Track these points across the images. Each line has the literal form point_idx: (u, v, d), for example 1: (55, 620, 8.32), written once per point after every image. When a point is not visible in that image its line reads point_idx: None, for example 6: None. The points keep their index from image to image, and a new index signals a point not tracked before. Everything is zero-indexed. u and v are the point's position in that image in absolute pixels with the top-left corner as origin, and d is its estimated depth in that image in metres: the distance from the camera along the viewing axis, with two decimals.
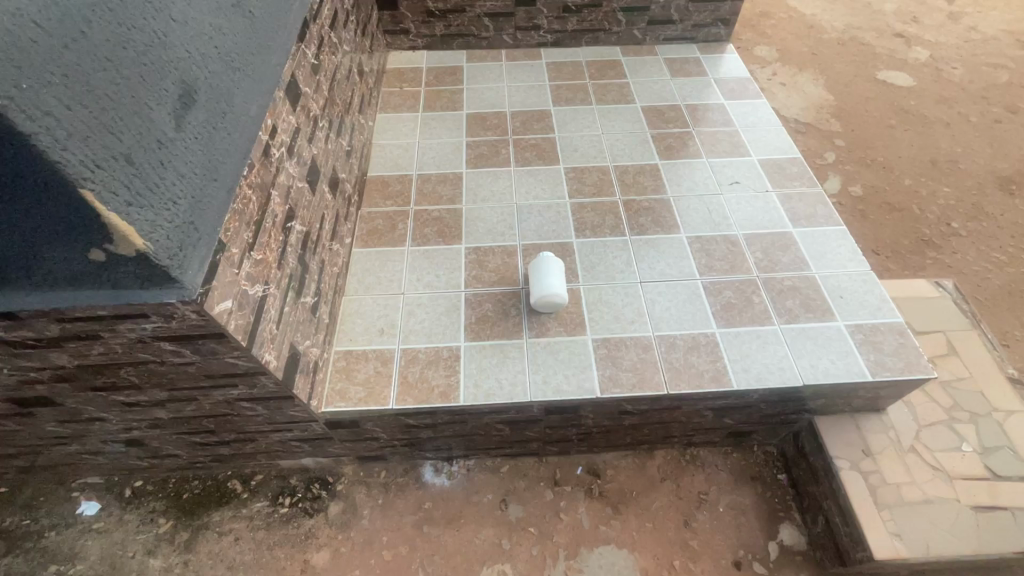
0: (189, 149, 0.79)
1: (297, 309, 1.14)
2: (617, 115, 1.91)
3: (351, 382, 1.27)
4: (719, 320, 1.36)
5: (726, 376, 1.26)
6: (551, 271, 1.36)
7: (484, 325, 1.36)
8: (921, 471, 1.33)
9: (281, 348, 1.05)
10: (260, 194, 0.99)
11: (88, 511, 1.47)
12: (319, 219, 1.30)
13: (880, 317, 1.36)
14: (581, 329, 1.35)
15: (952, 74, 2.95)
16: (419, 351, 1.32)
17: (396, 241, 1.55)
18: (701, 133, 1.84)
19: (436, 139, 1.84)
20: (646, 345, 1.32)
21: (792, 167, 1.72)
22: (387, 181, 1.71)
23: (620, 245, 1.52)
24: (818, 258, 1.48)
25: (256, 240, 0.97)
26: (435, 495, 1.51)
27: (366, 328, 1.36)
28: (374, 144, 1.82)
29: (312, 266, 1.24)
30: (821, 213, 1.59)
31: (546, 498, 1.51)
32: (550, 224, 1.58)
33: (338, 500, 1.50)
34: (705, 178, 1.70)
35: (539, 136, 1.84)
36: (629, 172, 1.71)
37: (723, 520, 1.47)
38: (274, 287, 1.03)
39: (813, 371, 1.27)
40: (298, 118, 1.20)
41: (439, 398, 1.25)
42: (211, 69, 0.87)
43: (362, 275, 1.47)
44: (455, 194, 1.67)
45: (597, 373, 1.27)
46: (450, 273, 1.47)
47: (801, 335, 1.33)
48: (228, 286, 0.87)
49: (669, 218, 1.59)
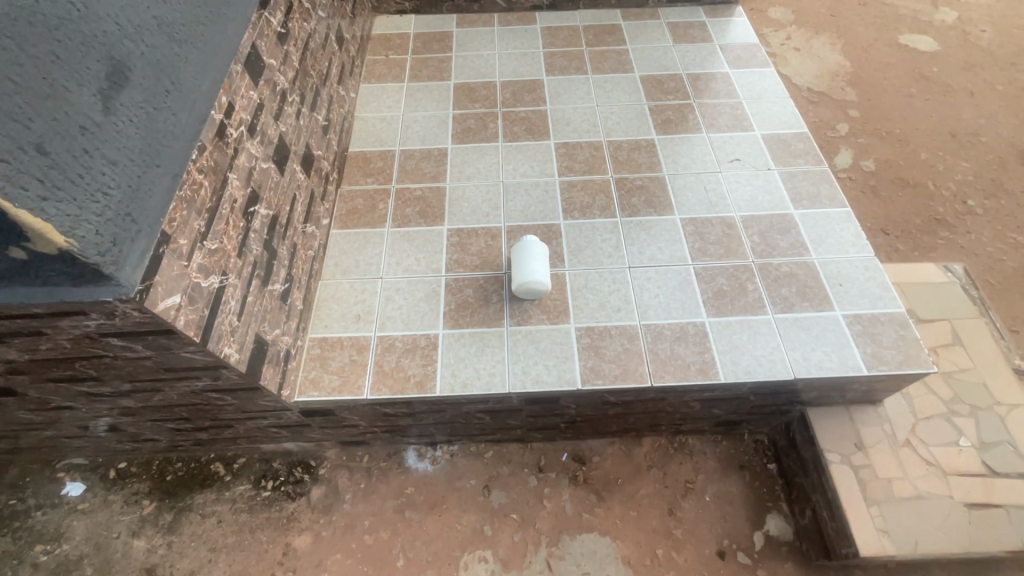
0: (122, 133, 0.74)
1: (264, 298, 1.10)
2: (613, 85, 1.80)
3: (325, 371, 1.23)
4: (710, 309, 1.29)
5: (713, 369, 1.21)
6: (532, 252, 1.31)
7: (464, 312, 1.31)
8: (914, 467, 1.28)
9: (244, 340, 1.01)
10: (214, 179, 0.93)
11: (73, 492, 1.47)
12: (289, 201, 1.24)
13: (880, 307, 1.28)
14: (565, 317, 1.29)
15: (980, 38, 2.76)
16: (396, 339, 1.28)
17: (377, 221, 1.49)
18: (703, 105, 1.73)
19: (422, 112, 1.75)
20: (632, 335, 1.26)
21: (798, 143, 1.62)
22: (368, 157, 1.63)
23: (609, 227, 1.45)
24: (819, 242, 1.40)
25: (210, 229, 0.91)
26: (418, 481, 1.50)
27: (342, 314, 1.32)
28: (356, 117, 1.74)
29: (282, 252, 1.19)
30: (825, 194, 1.50)
31: (529, 484, 1.50)
32: (537, 204, 1.51)
33: (320, 484, 1.49)
34: (703, 155, 1.60)
35: (529, 109, 1.74)
36: (623, 148, 1.62)
37: (709, 510, 1.45)
38: (233, 277, 0.98)
39: (805, 363, 1.21)
40: (261, 94, 1.12)
41: (416, 388, 1.21)
42: (150, 41, 0.80)
43: (340, 258, 1.42)
44: (439, 171, 1.59)
45: (580, 365, 1.23)
46: (430, 256, 1.41)
47: (795, 326, 1.26)
48: (175, 280, 0.82)
49: (663, 199, 1.50)
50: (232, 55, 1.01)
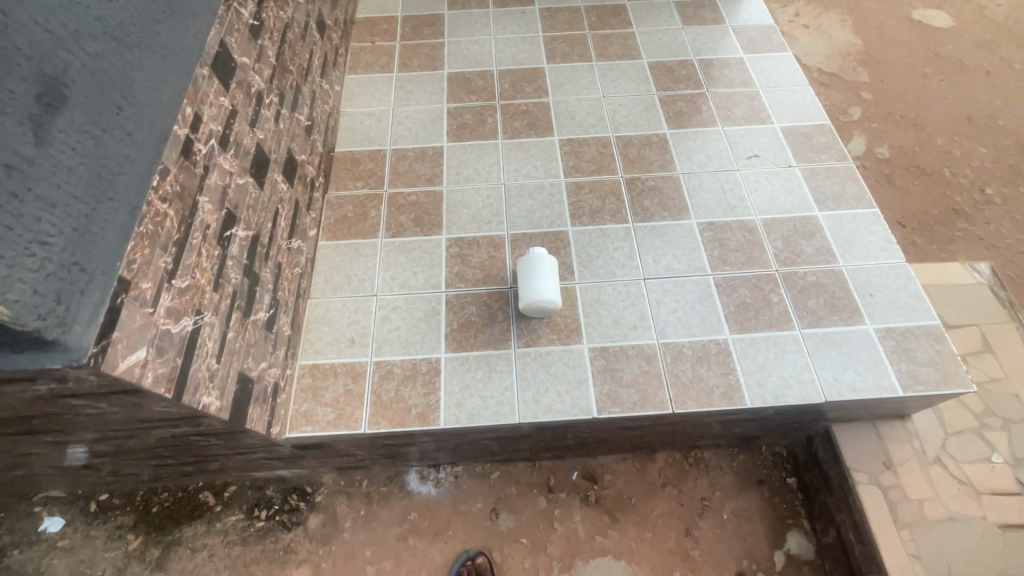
0: (59, 166, 0.62)
1: (247, 331, 0.99)
2: (620, 73, 1.66)
3: (318, 403, 1.13)
4: (732, 324, 1.20)
5: (738, 393, 1.12)
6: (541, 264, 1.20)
7: (467, 332, 1.21)
8: (945, 486, 1.22)
9: (226, 382, 0.90)
10: (182, 206, 0.81)
11: (51, 528, 1.37)
12: (272, 216, 1.12)
13: (914, 319, 1.20)
14: (577, 336, 1.20)
15: (996, 13, 2.63)
16: (394, 365, 1.17)
17: (368, 231, 1.37)
18: (717, 95, 1.60)
19: (414, 106, 1.61)
20: (650, 355, 1.17)
21: (820, 136, 1.50)
22: (357, 158, 1.50)
23: (621, 234, 1.34)
24: (847, 247, 1.30)
25: (179, 265, 0.79)
26: (421, 505, 1.42)
27: (335, 338, 1.21)
28: (342, 113, 1.59)
29: (265, 275, 1.07)
30: (851, 193, 1.39)
31: (539, 506, 1.43)
32: (543, 209, 1.39)
33: (318, 512, 1.41)
34: (719, 150, 1.48)
35: (530, 101, 1.60)
36: (634, 145, 1.50)
37: (727, 528, 1.39)
38: (210, 315, 0.87)
39: (837, 385, 1.12)
40: (234, 99, 0.99)
41: (418, 420, 1.11)
42: (90, 49, 0.68)
43: (330, 274, 1.30)
44: (434, 173, 1.46)
45: (595, 390, 1.13)
46: (429, 269, 1.30)
47: (824, 343, 1.17)
48: (139, 332, 0.70)
49: (678, 201, 1.39)
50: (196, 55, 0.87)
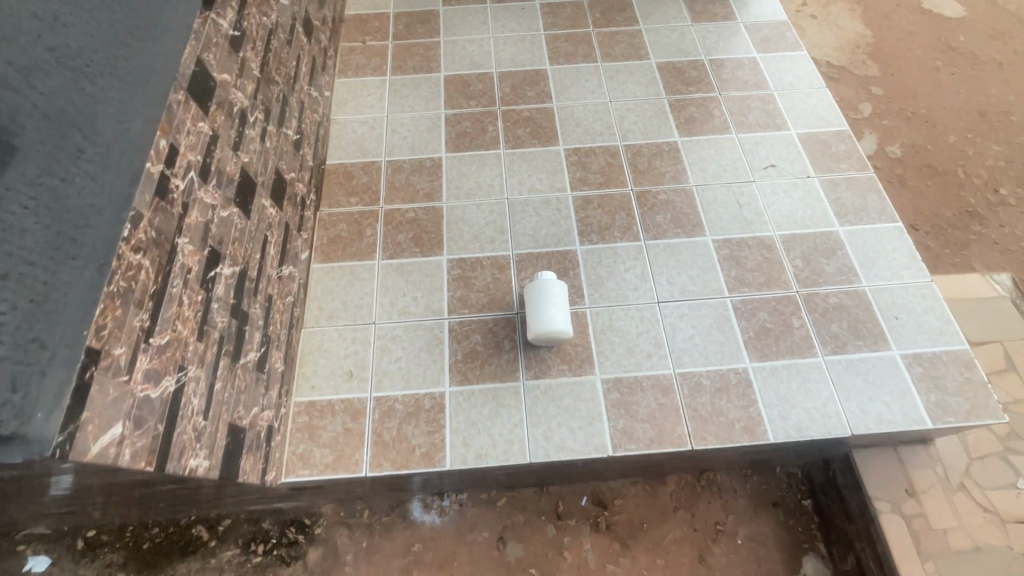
0: (10, 229, 0.53)
1: (237, 376, 0.91)
2: (627, 75, 1.57)
3: (315, 444, 1.06)
4: (752, 352, 1.14)
5: (760, 427, 1.06)
6: (554, 287, 1.13)
7: (472, 363, 1.14)
8: (969, 515, 1.19)
9: (215, 438, 0.83)
10: (158, 253, 0.72)
11: (37, 567, 1.30)
12: (260, 245, 1.04)
13: (942, 344, 1.14)
14: (589, 367, 1.13)
15: (1009, 2, 2.54)
16: (395, 401, 1.10)
17: (364, 252, 1.28)
18: (731, 99, 1.52)
19: (409, 113, 1.51)
20: (666, 387, 1.11)
21: (839, 143, 1.43)
22: (351, 171, 1.41)
23: (632, 253, 1.27)
24: (870, 265, 1.24)
25: (157, 320, 0.71)
26: (425, 536, 1.36)
27: (331, 371, 1.14)
28: (333, 121, 1.50)
29: (255, 312, 0.99)
30: (872, 206, 1.32)
31: (547, 534, 1.38)
32: (550, 226, 1.31)
33: (317, 546, 1.35)
34: (734, 160, 1.40)
35: (532, 107, 1.51)
36: (644, 155, 1.42)
37: (741, 554, 1.35)
38: (195, 368, 0.79)
39: (863, 417, 1.07)
40: (214, 123, 0.90)
41: (422, 461, 1.05)
42: (43, 86, 0.59)
43: (324, 300, 1.22)
44: (433, 187, 1.38)
45: (609, 426, 1.07)
46: (430, 294, 1.22)
47: (848, 370, 1.12)
48: (113, 406, 0.63)
49: (692, 216, 1.32)
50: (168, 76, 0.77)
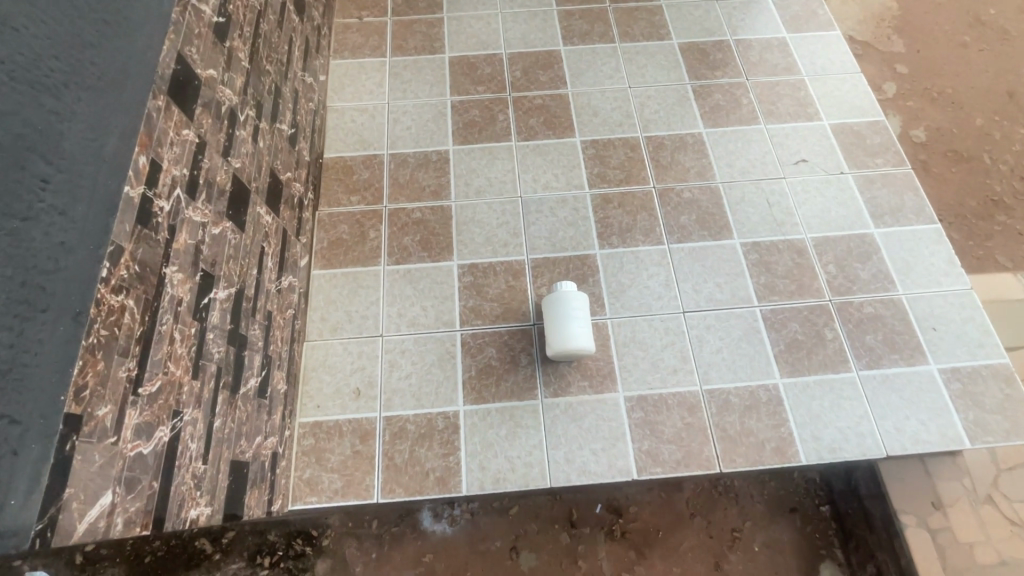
0: None
1: (237, 408, 0.84)
2: (647, 58, 1.45)
3: (323, 469, 1.00)
4: (783, 366, 1.08)
5: (792, 448, 1.01)
6: (582, 298, 1.06)
7: (487, 380, 1.07)
8: (996, 528, 1.17)
9: (217, 481, 0.76)
10: (143, 290, 0.64)
11: None
12: (257, 258, 0.95)
13: (980, 358, 1.08)
14: (611, 383, 1.07)
15: None
16: (407, 422, 1.04)
17: (368, 256, 1.20)
18: (759, 85, 1.41)
19: (412, 99, 1.39)
20: (693, 405, 1.05)
21: (874, 135, 1.33)
22: (351, 165, 1.31)
23: (656, 258, 1.19)
24: (907, 271, 1.17)
25: (146, 366, 0.63)
26: (436, 546, 1.33)
27: (337, 390, 1.07)
28: (330, 109, 1.38)
29: (254, 333, 0.91)
30: (910, 206, 1.24)
31: (562, 543, 1.34)
32: (567, 228, 1.22)
33: (325, 557, 1.31)
34: (763, 154, 1.31)
35: (546, 93, 1.40)
36: (666, 148, 1.32)
37: (759, 561, 1.32)
38: (192, 410, 0.72)
39: (899, 437, 1.03)
40: (200, 127, 0.79)
41: (436, 486, 0.99)
42: None
43: (326, 310, 1.14)
44: (440, 184, 1.28)
45: (633, 448, 1.02)
46: (440, 303, 1.15)
47: (884, 386, 1.06)
48: (101, 474, 0.55)
49: (718, 216, 1.23)
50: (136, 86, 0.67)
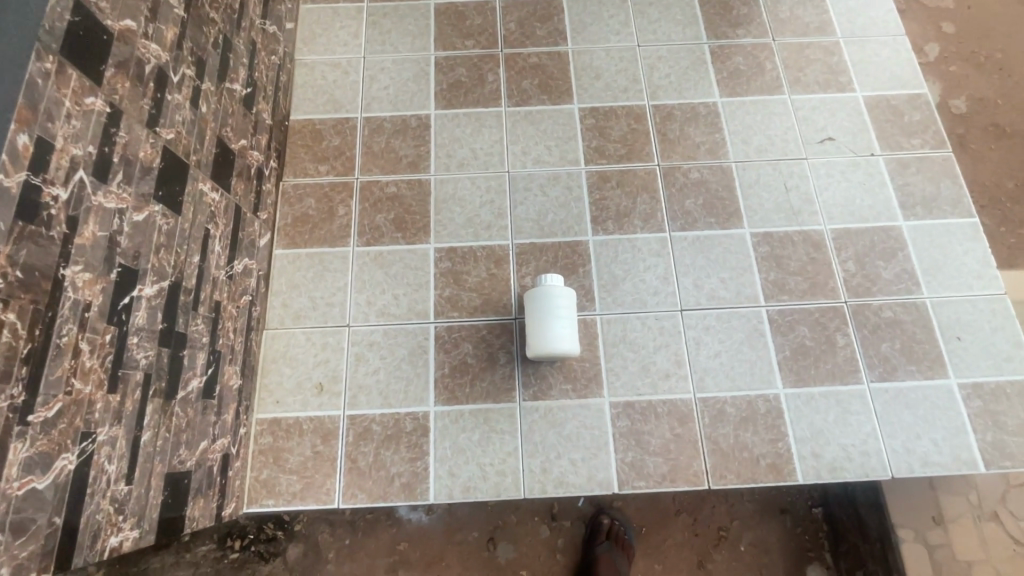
0: None
1: (174, 416, 0.75)
2: (661, 11, 1.27)
3: (281, 471, 0.93)
4: (787, 374, 0.98)
5: (788, 465, 0.93)
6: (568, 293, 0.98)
7: (461, 379, 0.98)
8: (998, 547, 1.10)
9: (146, 500, 0.69)
10: (30, 299, 0.54)
11: None
12: (200, 244, 0.83)
13: (1006, 373, 0.98)
14: (596, 387, 0.98)
15: None
16: (372, 422, 0.96)
17: (336, 235, 1.08)
18: (788, 47, 1.23)
19: (391, 54, 1.23)
20: (684, 415, 0.96)
21: (913, 111, 1.17)
22: (320, 129, 1.17)
23: (654, 247, 1.07)
24: (935, 271, 1.05)
25: (38, 389, 0.54)
26: (411, 534, 1.29)
27: (299, 384, 0.98)
28: (298, 62, 1.22)
29: (197, 329, 0.81)
30: (945, 195, 1.10)
31: (541, 536, 1.30)
32: (558, 210, 1.10)
33: (297, 542, 1.28)
34: (784, 130, 1.16)
35: (542, 51, 1.23)
36: (674, 120, 1.16)
37: (744, 561, 1.27)
38: (109, 428, 0.63)
39: (907, 457, 0.94)
40: (112, 93, 0.66)
41: (402, 493, 0.93)
42: None
43: (289, 295, 1.04)
44: (419, 154, 1.14)
45: (616, 459, 0.94)
46: (413, 291, 1.04)
47: (896, 401, 0.97)
48: None
49: (728, 201, 1.10)
50: (11, 45, 0.54)
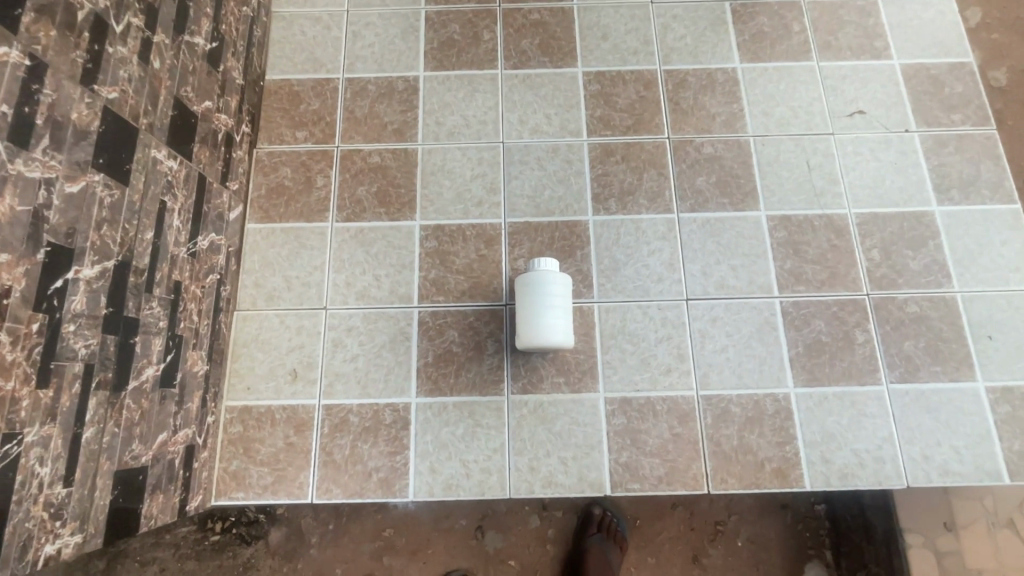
0: None
1: (125, 408, 0.69)
2: None
3: (251, 462, 0.88)
4: (798, 373, 0.90)
5: (795, 470, 0.87)
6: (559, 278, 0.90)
7: (446, 369, 0.91)
8: (1013, 557, 1.04)
9: (89, 500, 0.64)
10: None
11: None
12: (155, 218, 0.75)
13: None
14: (591, 382, 0.90)
15: None
16: (349, 412, 0.90)
17: (313, 209, 0.99)
18: (819, 6, 1.10)
19: (376, 7, 1.11)
20: (685, 413, 0.89)
21: (956, 82, 1.05)
22: (298, 91, 1.06)
23: (660, 230, 0.98)
24: (969, 263, 0.95)
25: None
26: (397, 521, 1.25)
27: (271, 370, 0.92)
28: (274, 15, 1.11)
29: (152, 313, 0.74)
30: (986, 178, 0.99)
31: (530, 525, 1.26)
32: (556, 187, 1.00)
33: (279, 526, 1.24)
34: (809, 101, 1.04)
35: (544, 6, 1.11)
36: (687, 88, 1.05)
37: (740, 557, 1.22)
38: (40, 428, 0.57)
39: (924, 465, 0.87)
40: (31, 44, 0.57)
41: (379, 489, 0.87)
42: None
43: (262, 274, 0.96)
44: (405, 121, 1.04)
45: (610, 459, 0.87)
46: (396, 272, 0.96)
47: (917, 404, 0.89)
48: None
49: (743, 180, 1.00)
50: None
